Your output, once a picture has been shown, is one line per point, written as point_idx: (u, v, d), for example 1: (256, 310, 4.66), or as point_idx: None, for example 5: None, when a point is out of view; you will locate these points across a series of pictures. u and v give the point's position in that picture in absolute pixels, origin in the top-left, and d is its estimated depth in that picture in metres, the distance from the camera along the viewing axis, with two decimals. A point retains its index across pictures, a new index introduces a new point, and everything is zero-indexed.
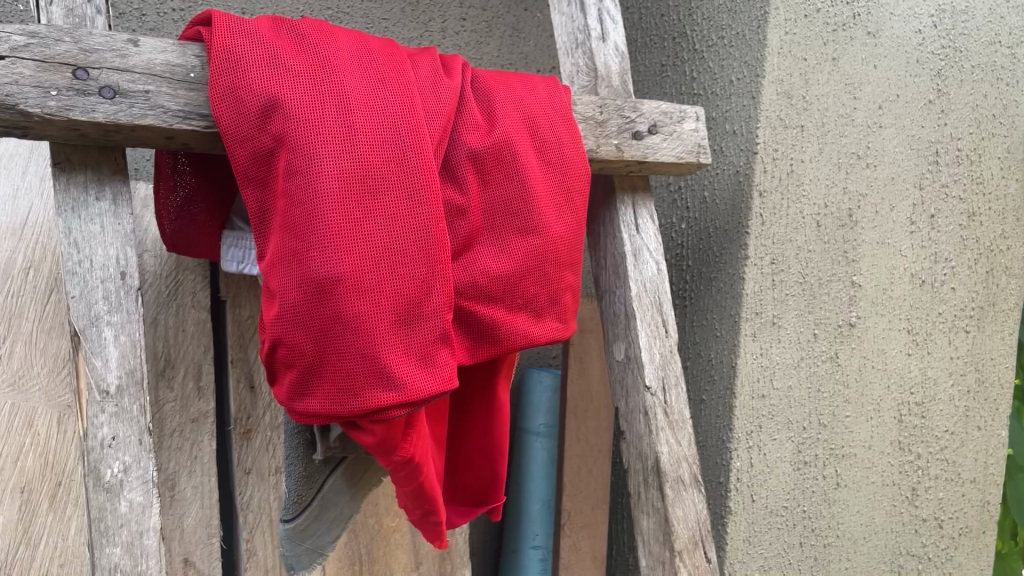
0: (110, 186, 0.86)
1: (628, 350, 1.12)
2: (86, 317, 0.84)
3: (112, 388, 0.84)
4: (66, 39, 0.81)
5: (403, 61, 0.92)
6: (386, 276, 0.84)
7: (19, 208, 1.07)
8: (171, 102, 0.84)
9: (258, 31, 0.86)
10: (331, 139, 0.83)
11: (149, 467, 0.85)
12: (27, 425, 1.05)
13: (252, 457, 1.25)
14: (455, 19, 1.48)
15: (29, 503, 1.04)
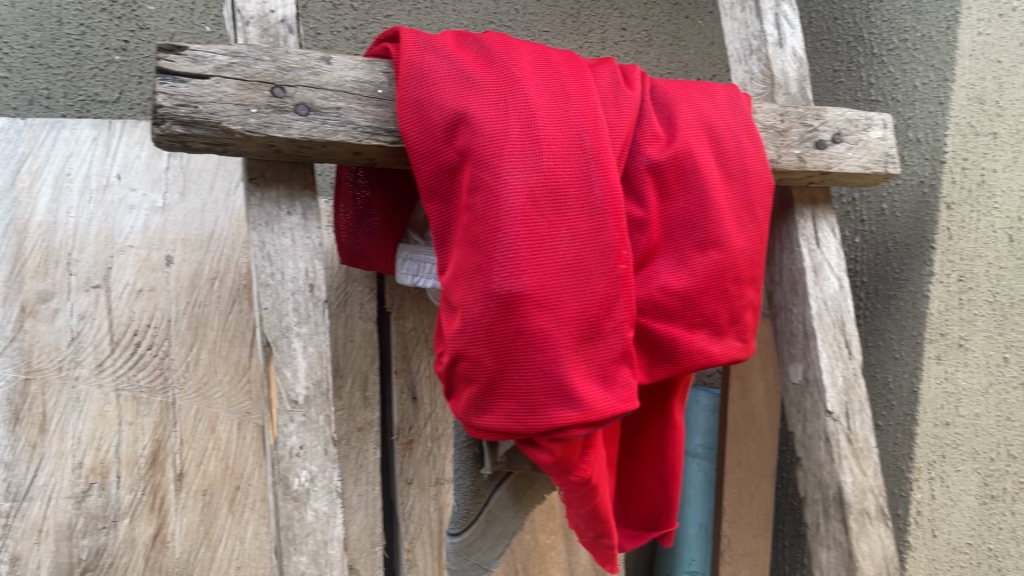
0: (301, 201, 0.89)
1: (806, 372, 1.05)
2: (278, 328, 0.86)
3: (301, 398, 0.85)
4: (265, 58, 0.83)
5: (585, 73, 0.89)
6: (568, 291, 0.81)
7: (206, 222, 1.11)
8: (360, 118, 0.85)
9: (444, 46, 0.86)
10: (516, 152, 0.81)
11: (334, 477, 0.85)
12: (210, 430, 1.09)
13: (414, 467, 1.26)
14: (615, 29, 1.46)
15: (210, 507, 1.08)
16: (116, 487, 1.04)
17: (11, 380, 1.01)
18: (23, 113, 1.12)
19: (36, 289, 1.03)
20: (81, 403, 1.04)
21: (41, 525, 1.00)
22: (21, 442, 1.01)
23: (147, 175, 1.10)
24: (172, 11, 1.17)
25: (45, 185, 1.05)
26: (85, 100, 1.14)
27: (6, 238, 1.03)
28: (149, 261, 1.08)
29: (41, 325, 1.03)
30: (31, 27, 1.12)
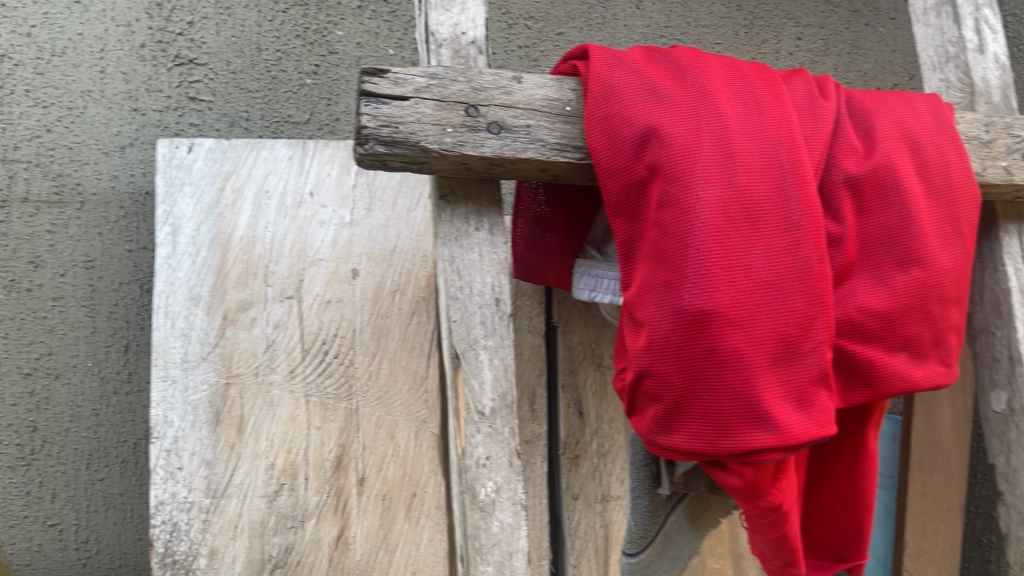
0: (488, 217, 0.90)
1: (1011, 401, 0.98)
2: (466, 340, 0.87)
3: (488, 409, 0.86)
4: (461, 79, 0.85)
5: (778, 84, 0.86)
6: (763, 309, 0.77)
7: (389, 236, 1.15)
8: (549, 135, 0.86)
9: (633, 61, 0.86)
10: (708, 166, 0.79)
11: (519, 489, 0.85)
12: (389, 437, 1.12)
13: (580, 483, 1.25)
14: (790, 39, 1.44)
15: (389, 512, 1.11)
16: (303, 488, 1.09)
17: (213, 384, 1.08)
18: (225, 134, 1.18)
19: (237, 299, 1.10)
20: (274, 408, 1.10)
21: (237, 521, 1.06)
22: (222, 442, 1.07)
23: (337, 192, 1.15)
24: (359, 35, 1.23)
25: (246, 202, 1.12)
26: (279, 122, 1.21)
27: (212, 251, 1.10)
28: (338, 273, 1.13)
29: (241, 332, 1.10)
30: (233, 54, 1.19)
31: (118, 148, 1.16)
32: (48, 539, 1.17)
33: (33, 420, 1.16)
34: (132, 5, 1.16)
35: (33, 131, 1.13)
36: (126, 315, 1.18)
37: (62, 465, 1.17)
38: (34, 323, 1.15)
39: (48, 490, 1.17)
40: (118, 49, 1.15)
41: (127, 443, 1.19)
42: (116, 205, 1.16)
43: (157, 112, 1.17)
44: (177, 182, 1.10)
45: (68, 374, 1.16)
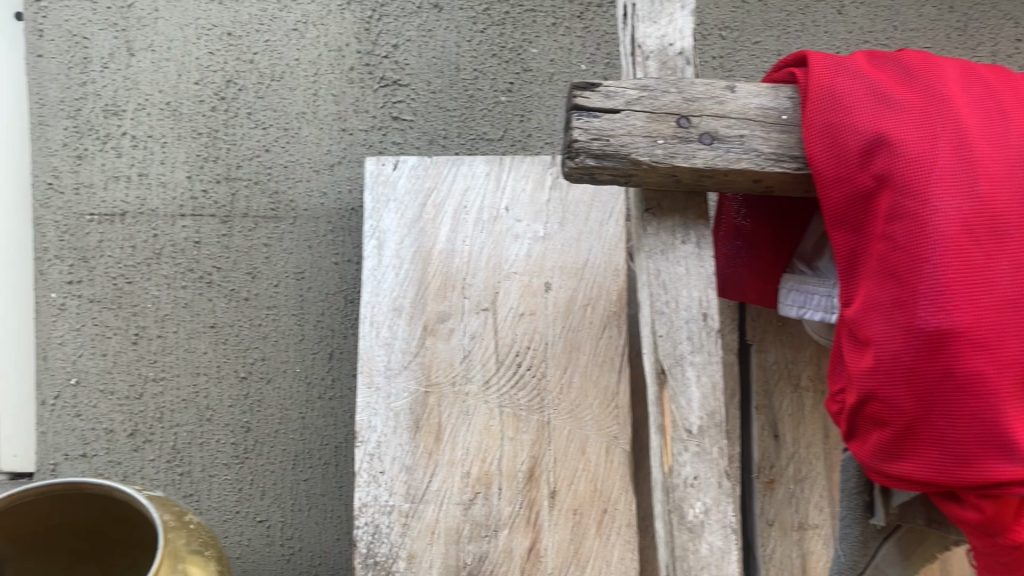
0: (695, 230, 0.87)
1: None
2: (672, 355, 0.84)
3: (695, 428, 0.83)
4: (672, 90, 0.83)
5: (1021, 87, 0.80)
6: (1010, 330, 0.70)
7: (582, 250, 1.15)
8: (764, 146, 0.83)
9: (858, 67, 0.82)
10: (945, 175, 0.73)
11: (729, 512, 0.82)
12: (580, 451, 1.10)
13: (775, 509, 1.19)
14: (1010, 39, 1.34)
15: (579, 526, 1.09)
16: (497, 498, 1.09)
17: (413, 392, 1.11)
18: (424, 151, 1.22)
19: (437, 310, 1.13)
20: (470, 416, 1.11)
21: (433, 527, 1.08)
22: (421, 448, 1.10)
23: (532, 207, 1.16)
24: (553, 52, 1.23)
25: (446, 217, 1.15)
26: (475, 139, 1.23)
27: (414, 263, 1.14)
28: (531, 287, 1.14)
29: (439, 342, 1.13)
30: (434, 74, 1.23)
31: (327, 166, 1.23)
32: (257, 534, 1.24)
33: (247, 420, 1.24)
34: (343, 31, 1.21)
35: (253, 151, 1.21)
36: (331, 324, 1.24)
37: (272, 464, 1.25)
38: (250, 330, 1.23)
39: (258, 488, 1.24)
40: (329, 72, 1.21)
41: (329, 446, 1.25)
42: (325, 220, 1.23)
43: (363, 131, 1.22)
44: (383, 198, 1.15)
45: (278, 379, 1.24)
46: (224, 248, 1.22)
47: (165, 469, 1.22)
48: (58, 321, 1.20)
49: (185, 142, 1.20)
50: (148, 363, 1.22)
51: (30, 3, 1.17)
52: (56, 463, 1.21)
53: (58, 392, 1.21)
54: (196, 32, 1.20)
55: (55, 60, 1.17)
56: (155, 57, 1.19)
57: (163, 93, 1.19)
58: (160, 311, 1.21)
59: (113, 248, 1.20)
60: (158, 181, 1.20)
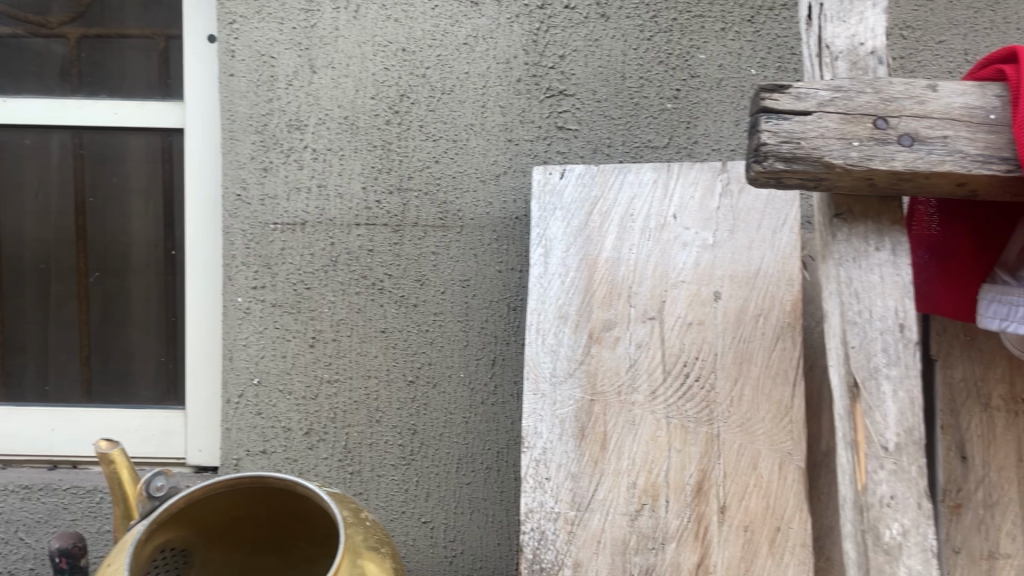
0: (890, 236, 0.83)
1: None
2: (866, 368, 0.81)
3: (891, 444, 0.79)
4: (868, 91, 0.80)
5: None
6: None
7: (753, 258, 1.10)
8: (970, 146, 0.78)
9: None
10: None
11: (929, 534, 0.77)
12: (752, 466, 1.06)
13: (962, 535, 1.12)
14: None
15: (751, 544, 1.04)
16: (664, 511, 1.07)
17: (579, 400, 1.10)
18: (589, 161, 1.23)
19: (602, 318, 1.12)
20: (636, 427, 1.09)
21: (600, 537, 1.07)
22: (586, 457, 1.09)
23: (701, 214, 1.11)
24: (721, 58, 1.21)
25: (612, 226, 1.13)
26: (640, 147, 1.23)
27: (580, 271, 1.13)
28: (699, 296, 1.10)
29: (605, 351, 1.11)
30: (600, 83, 1.22)
31: (493, 176, 1.25)
32: (421, 535, 1.28)
33: (414, 423, 1.28)
34: (512, 43, 1.22)
35: (424, 162, 1.25)
36: (495, 331, 1.26)
37: (437, 467, 1.28)
38: (418, 335, 1.27)
39: (423, 489, 1.28)
40: (497, 84, 1.23)
41: (491, 450, 1.27)
42: (490, 229, 1.25)
43: (529, 142, 1.24)
44: (550, 207, 1.14)
45: (444, 384, 1.27)
46: (396, 256, 1.26)
47: (337, 467, 1.29)
48: (243, 325, 1.27)
49: (361, 155, 1.25)
50: (323, 365, 1.28)
51: (224, 25, 1.23)
52: (238, 458, 1.29)
53: (241, 391, 1.28)
54: (373, 48, 1.23)
55: (244, 79, 1.23)
56: (335, 73, 1.23)
57: (342, 108, 1.24)
58: (336, 316, 1.27)
59: (294, 256, 1.26)
60: (335, 193, 1.26)
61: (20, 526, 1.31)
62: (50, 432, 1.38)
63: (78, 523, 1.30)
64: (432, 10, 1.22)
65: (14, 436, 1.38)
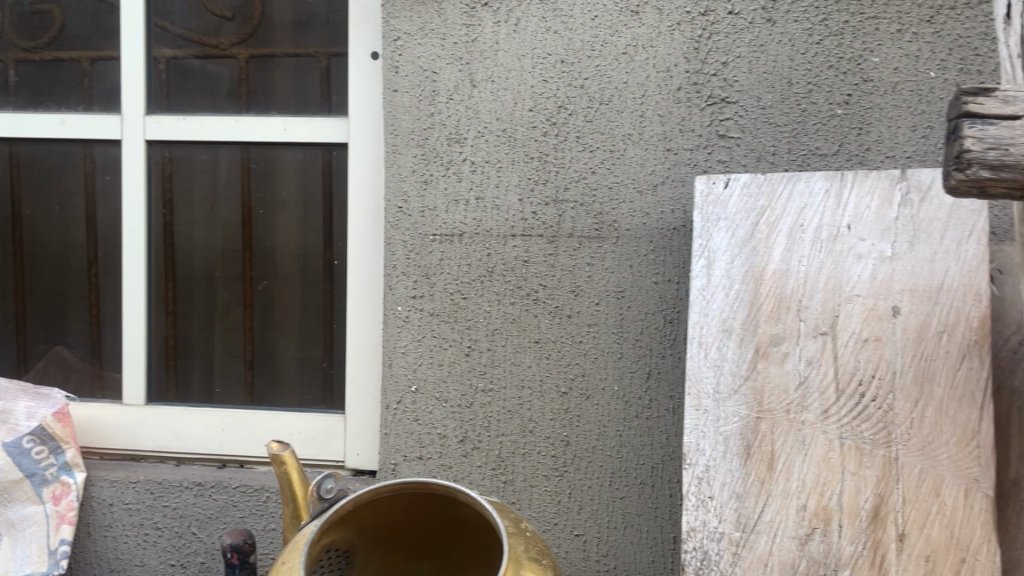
0: None
1: None
2: None
3: None
4: None
5: None
6: None
7: (935, 271, 1.03)
8: None
9: None
10: None
11: None
12: (934, 493, 0.99)
13: None
14: None
15: None
16: (837, 536, 1.02)
17: (744, 417, 1.07)
18: (753, 170, 1.19)
19: (770, 333, 1.07)
20: (807, 447, 1.04)
21: (767, 560, 1.03)
22: (752, 476, 1.05)
23: (877, 225, 1.06)
24: (896, 60, 1.16)
25: (780, 236, 1.08)
26: (807, 155, 1.18)
27: (745, 283, 1.09)
28: (876, 311, 1.04)
29: (773, 367, 1.07)
30: (765, 89, 1.18)
31: (651, 186, 1.22)
32: (573, 548, 1.27)
33: (566, 434, 1.26)
34: (673, 51, 1.20)
35: (580, 173, 1.23)
36: (650, 344, 1.23)
37: (590, 480, 1.26)
38: (572, 346, 1.25)
39: (576, 502, 1.27)
40: (657, 93, 1.21)
41: (645, 466, 1.24)
42: (647, 240, 1.23)
43: (689, 151, 1.21)
44: (714, 217, 1.12)
45: (598, 397, 1.25)
46: (551, 267, 1.25)
47: (491, 476, 1.29)
48: (402, 332, 1.30)
49: (518, 166, 1.25)
50: (478, 374, 1.29)
51: (389, 42, 1.26)
52: (396, 463, 1.31)
53: (400, 398, 1.31)
54: (533, 60, 1.23)
55: (407, 94, 1.27)
56: (494, 87, 1.24)
57: (500, 121, 1.25)
58: (491, 325, 1.28)
59: (451, 266, 1.28)
60: (493, 205, 1.26)
61: (194, 521, 1.38)
62: (221, 431, 1.46)
63: (246, 520, 1.36)
64: (592, 21, 1.21)
65: (188, 435, 1.47)
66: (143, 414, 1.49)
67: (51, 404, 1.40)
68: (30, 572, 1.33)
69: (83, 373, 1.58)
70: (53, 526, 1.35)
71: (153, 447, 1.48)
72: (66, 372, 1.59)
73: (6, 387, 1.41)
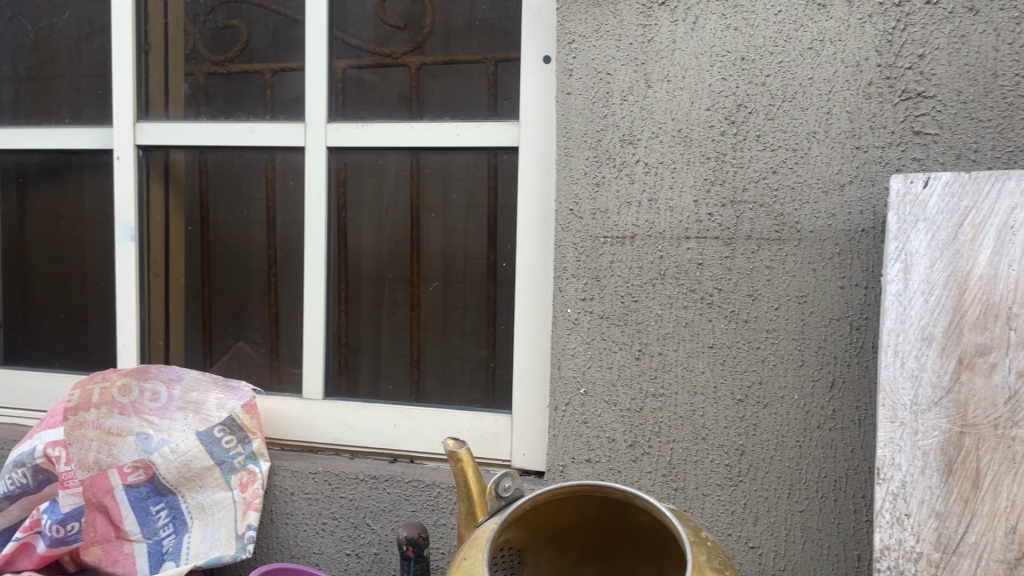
0: None
1: None
2: None
3: None
4: None
5: None
6: None
7: None
8: None
9: None
10: None
11: None
12: None
13: None
14: None
15: None
16: None
17: (946, 431, 1.01)
18: (951, 168, 1.12)
19: (975, 343, 1.00)
20: (1017, 465, 0.97)
21: None
22: (955, 494, 1.00)
23: None
24: None
25: (987, 239, 1.00)
26: (1014, 151, 1.10)
27: (948, 289, 1.01)
28: None
29: (979, 379, 1.00)
30: (966, 82, 1.11)
31: (838, 186, 1.17)
32: (748, 560, 1.23)
33: (742, 443, 1.22)
34: (862, 44, 1.14)
35: (761, 173, 1.19)
36: (834, 351, 1.18)
37: (767, 490, 1.22)
38: (749, 353, 1.21)
39: (752, 513, 1.23)
40: (845, 89, 1.16)
41: (827, 478, 1.19)
42: (833, 241, 1.17)
43: (880, 148, 1.15)
44: (912, 218, 1.04)
45: (776, 405, 1.21)
46: (727, 270, 1.21)
47: (661, 482, 1.26)
48: (572, 335, 1.28)
49: (694, 167, 1.21)
50: (649, 378, 1.25)
51: (563, 45, 1.26)
52: (564, 465, 1.30)
53: (568, 399, 1.29)
54: (711, 58, 1.20)
55: (581, 96, 1.25)
56: (670, 86, 1.21)
57: (676, 120, 1.22)
58: (663, 329, 1.24)
59: (622, 268, 1.25)
60: (666, 206, 1.23)
61: (368, 513, 1.43)
62: (392, 427, 1.51)
63: (418, 514, 1.41)
64: (775, 16, 1.17)
65: (362, 429, 1.52)
66: (320, 408, 1.56)
67: (239, 396, 1.50)
68: (220, 553, 1.40)
69: (264, 367, 1.67)
70: (240, 511, 1.43)
71: (330, 439, 1.54)
72: (248, 365, 1.68)
73: (198, 378, 1.52)
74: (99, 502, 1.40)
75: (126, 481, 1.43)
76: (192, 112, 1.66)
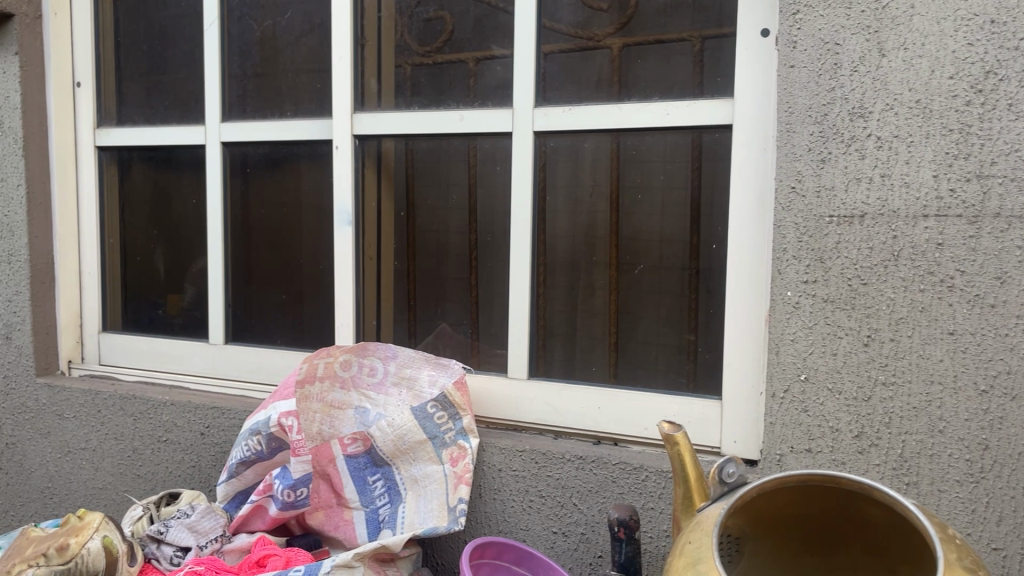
0: None
1: None
2: None
3: None
4: None
5: None
6: None
7: None
8: None
9: None
10: None
11: None
12: None
13: None
14: None
15: None
16: None
17: None
18: None
19: None
20: None
21: None
22: None
23: None
24: None
25: None
26: None
27: None
28: None
29: None
30: None
31: None
32: (990, 563, 1.15)
33: (985, 437, 1.14)
34: None
35: (1013, 145, 1.10)
36: None
37: (1014, 490, 1.13)
38: (995, 340, 1.12)
39: (995, 513, 1.14)
40: None
41: None
42: None
43: None
44: None
45: None
46: (971, 251, 1.12)
47: (892, 476, 1.19)
48: (792, 319, 1.23)
49: (934, 140, 1.13)
50: (879, 366, 1.18)
51: (787, 16, 1.21)
52: (782, 454, 1.25)
53: (787, 386, 1.24)
54: (956, 22, 1.11)
55: (805, 69, 1.20)
56: (908, 55, 1.14)
57: (914, 91, 1.14)
58: (896, 313, 1.17)
59: (850, 249, 1.19)
60: (902, 182, 1.16)
61: (576, 492, 1.45)
62: (597, 409, 1.51)
63: (627, 496, 1.41)
64: None
65: (567, 410, 1.54)
66: (526, 388, 1.59)
67: (450, 373, 1.56)
68: (434, 524, 1.44)
69: (464, 346, 1.72)
70: (452, 484, 1.48)
71: (534, 419, 1.57)
72: (451, 345, 1.74)
73: (412, 356, 1.59)
74: (323, 471, 1.50)
75: (346, 451, 1.52)
76: (402, 101, 1.73)
